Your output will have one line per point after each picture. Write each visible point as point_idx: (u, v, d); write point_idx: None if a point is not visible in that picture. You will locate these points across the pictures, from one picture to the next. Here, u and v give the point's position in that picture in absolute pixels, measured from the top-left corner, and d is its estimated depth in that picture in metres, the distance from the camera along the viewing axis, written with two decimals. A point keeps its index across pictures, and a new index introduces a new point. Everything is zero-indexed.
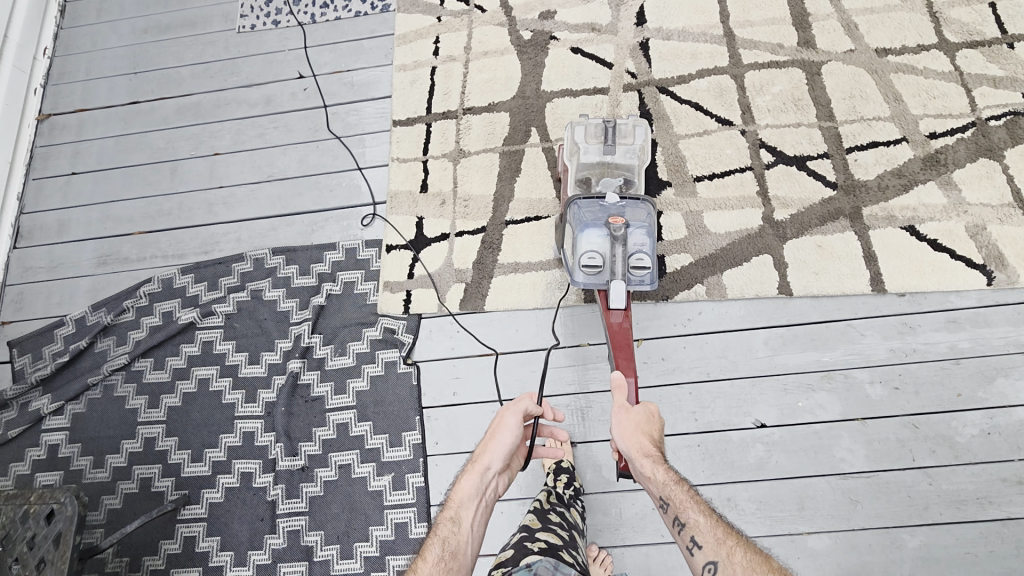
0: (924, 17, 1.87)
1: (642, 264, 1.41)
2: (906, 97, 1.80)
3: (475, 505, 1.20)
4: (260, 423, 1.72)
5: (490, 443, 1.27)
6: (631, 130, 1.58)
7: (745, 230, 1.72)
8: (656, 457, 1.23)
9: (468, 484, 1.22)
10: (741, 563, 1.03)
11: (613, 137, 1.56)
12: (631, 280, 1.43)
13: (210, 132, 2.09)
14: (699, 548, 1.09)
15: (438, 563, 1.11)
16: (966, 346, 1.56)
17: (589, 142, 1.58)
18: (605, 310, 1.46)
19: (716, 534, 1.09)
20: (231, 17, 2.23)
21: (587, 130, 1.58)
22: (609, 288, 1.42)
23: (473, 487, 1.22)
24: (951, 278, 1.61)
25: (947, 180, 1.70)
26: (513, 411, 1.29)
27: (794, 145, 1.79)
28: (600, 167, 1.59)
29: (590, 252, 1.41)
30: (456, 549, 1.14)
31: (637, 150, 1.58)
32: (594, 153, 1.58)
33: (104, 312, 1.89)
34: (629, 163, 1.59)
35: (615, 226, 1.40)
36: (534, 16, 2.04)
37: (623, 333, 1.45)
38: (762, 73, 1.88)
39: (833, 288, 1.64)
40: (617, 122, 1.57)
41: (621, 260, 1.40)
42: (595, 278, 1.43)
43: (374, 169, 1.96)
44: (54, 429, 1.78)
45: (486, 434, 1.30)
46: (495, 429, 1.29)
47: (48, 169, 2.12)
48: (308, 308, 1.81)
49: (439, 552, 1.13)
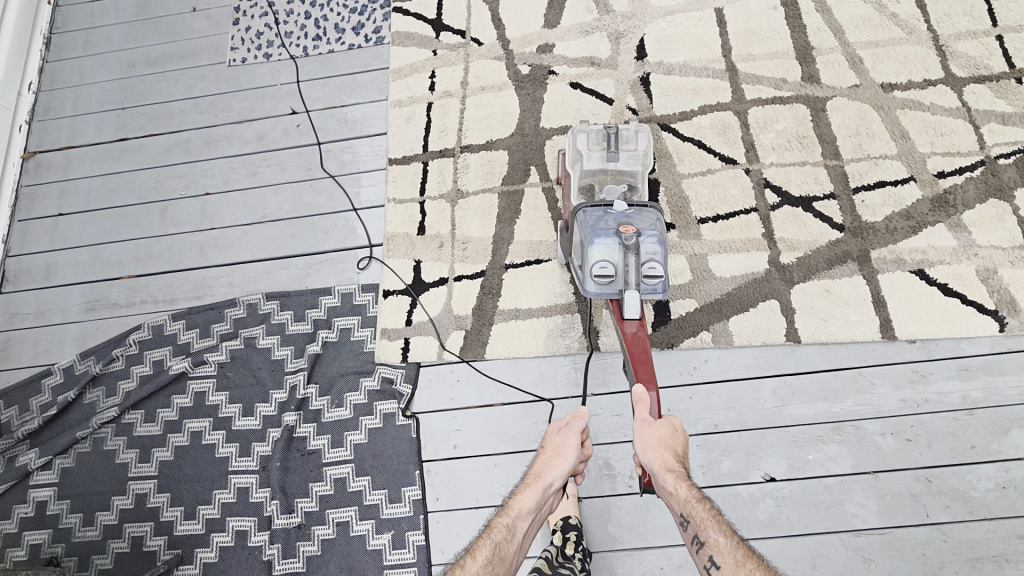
0: (930, 50, 1.84)
1: (655, 273, 1.35)
2: (913, 135, 1.76)
3: (530, 519, 1.23)
4: (255, 478, 1.67)
5: (551, 459, 1.29)
6: (633, 135, 1.54)
7: (751, 275, 1.68)
8: (681, 474, 1.20)
9: (529, 496, 1.24)
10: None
11: (615, 143, 1.53)
12: (643, 289, 1.37)
13: (201, 171, 2.03)
14: (717, 568, 1.11)
15: (486, 565, 1.16)
16: (979, 396, 1.53)
17: (592, 149, 1.54)
18: (619, 320, 1.38)
19: (735, 557, 1.11)
20: (221, 50, 2.17)
21: (589, 137, 1.55)
22: (623, 299, 1.35)
23: (530, 502, 1.24)
24: (963, 324, 1.58)
25: (957, 222, 1.67)
26: (572, 432, 1.31)
27: (799, 185, 1.75)
28: (603, 174, 1.55)
29: (602, 262, 1.35)
30: (506, 555, 1.18)
31: (640, 155, 1.54)
32: (597, 159, 1.54)
33: (92, 361, 1.83)
34: (633, 169, 1.55)
35: (627, 236, 1.35)
36: (532, 50, 1.99)
37: (640, 342, 1.36)
38: (766, 109, 1.84)
39: (842, 334, 1.60)
40: (619, 128, 1.53)
41: (635, 269, 1.34)
42: (608, 288, 1.38)
43: (370, 210, 1.91)
44: (42, 484, 1.73)
45: (545, 449, 1.32)
46: (555, 448, 1.30)
47: (34, 209, 2.06)
48: (303, 356, 1.76)
49: (489, 555, 1.18)
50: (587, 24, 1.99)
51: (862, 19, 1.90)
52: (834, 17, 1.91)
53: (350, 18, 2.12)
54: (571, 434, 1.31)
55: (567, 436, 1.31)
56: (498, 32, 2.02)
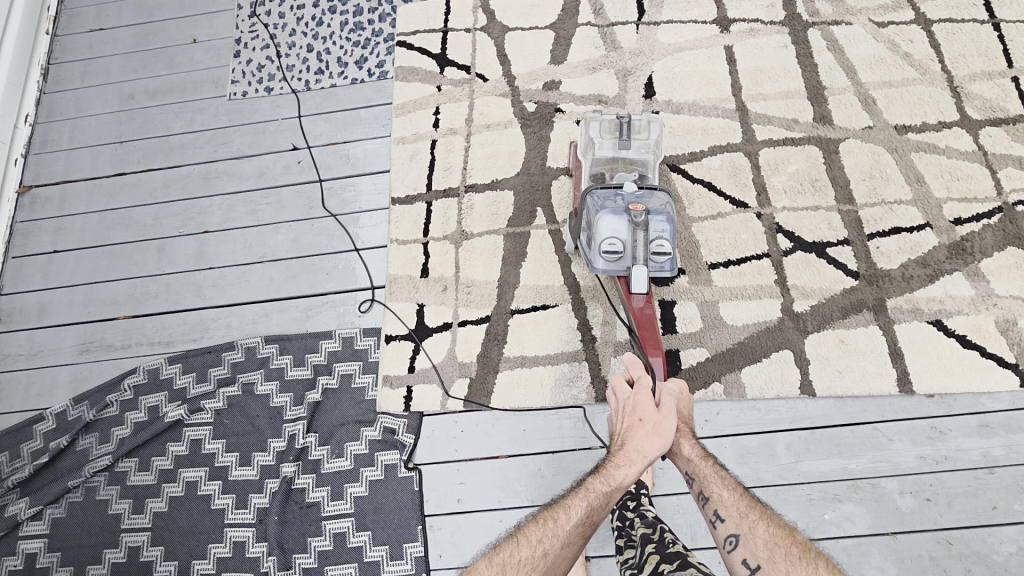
0: (944, 92, 1.80)
1: (663, 250, 1.38)
2: (928, 179, 1.72)
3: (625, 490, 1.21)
4: (252, 532, 1.62)
5: (654, 436, 1.24)
6: (645, 125, 1.54)
7: (763, 323, 1.64)
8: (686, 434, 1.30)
9: (629, 471, 1.20)
10: (763, 536, 1.09)
11: (628, 132, 1.52)
12: (650, 266, 1.41)
13: (200, 208, 1.99)
14: (721, 521, 1.15)
15: (580, 525, 1.13)
16: (1000, 454, 1.49)
17: (604, 137, 1.54)
18: (627, 294, 1.45)
19: (739, 509, 1.15)
20: (222, 82, 2.14)
21: (601, 126, 1.55)
22: (629, 275, 1.40)
23: (632, 477, 1.20)
24: (983, 378, 1.54)
25: (975, 271, 1.63)
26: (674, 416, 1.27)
27: (812, 230, 1.71)
28: (614, 162, 1.57)
29: (610, 239, 1.38)
30: (597, 520, 1.15)
31: (652, 145, 1.55)
32: (608, 147, 1.54)
33: (86, 406, 1.78)
34: (644, 159, 1.56)
35: (635, 212, 1.38)
36: (538, 87, 1.95)
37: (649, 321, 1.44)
38: (777, 150, 1.80)
39: (858, 387, 1.56)
40: (631, 118, 1.52)
41: (642, 246, 1.38)
42: (615, 265, 1.41)
43: (372, 251, 1.86)
44: (32, 535, 1.67)
45: (645, 422, 1.26)
46: (659, 425, 1.25)
47: (28, 246, 2.02)
48: (303, 404, 1.71)
49: (583, 516, 1.14)
50: (595, 61, 1.96)
51: (875, 58, 1.86)
52: (846, 56, 1.87)
53: (353, 51, 2.09)
54: (672, 415, 1.27)
55: (668, 414, 1.28)
56: (504, 67, 1.99)
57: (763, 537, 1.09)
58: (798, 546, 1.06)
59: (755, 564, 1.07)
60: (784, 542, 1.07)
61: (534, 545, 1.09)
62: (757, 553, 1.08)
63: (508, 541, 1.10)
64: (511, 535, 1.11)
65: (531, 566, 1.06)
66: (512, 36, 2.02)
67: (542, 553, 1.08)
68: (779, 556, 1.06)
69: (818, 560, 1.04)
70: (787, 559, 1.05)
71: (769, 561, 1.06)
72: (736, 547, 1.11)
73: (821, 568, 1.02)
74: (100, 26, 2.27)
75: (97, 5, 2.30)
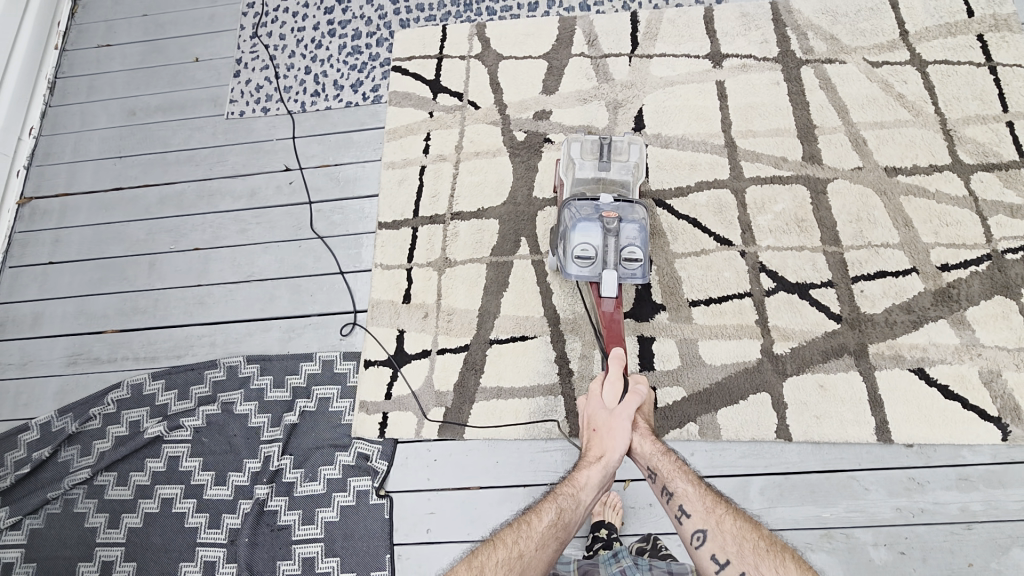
0: (937, 134, 1.79)
1: (634, 256, 1.46)
2: (917, 223, 1.70)
3: (595, 493, 1.24)
4: (223, 552, 1.63)
5: (608, 437, 1.29)
6: (626, 147, 1.57)
7: (742, 364, 1.62)
8: (645, 432, 1.31)
9: (590, 473, 1.25)
10: (731, 530, 1.12)
11: (608, 153, 1.55)
12: (622, 272, 1.48)
13: (192, 225, 2.02)
14: (688, 517, 1.17)
15: (551, 527, 1.16)
16: (978, 509, 1.46)
17: (585, 158, 1.57)
18: (598, 299, 1.50)
19: (705, 503, 1.17)
20: (221, 101, 2.17)
21: (582, 146, 1.57)
22: (601, 279, 1.46)
23: (595, 479, 1.24)
24: (963, 430, 1.51)
25: (960, 319, 1.60)
26: (628, 415, 1.30)
27: (796, 270, 1.69)
28: (595, 183, 1.58)
29: (583, 244, 1.46)
30: (568, 521, 1.19)
31: (631, 167, 1.58)
32: (589, 168, 1.57)
33: (70, 418, 1.81)
34: (624, 181, 1.59)
35: (608, 219, 1.46)
36: (529, 116, 1.96)
37: (614, 324, 1.48)
38: (764, 189, 1.79)
39: (835, 434, 1.54)
40: (612, 139, 1.56)
41: (613, 251, 1.45)
42: (587, 271, 1.47)
43: (357, 275, 1.88)
44: (9, 545, 1.69)
45: (600, 426, 1.31)
46: (611, 425, 1.30)
47: (25, 256, 2.06)
48: (280, 425, 1.73)
49: (553, 518, 1.18)
50: (586, 92, 1.96)
51: (868, 98, 1.85)
52: (839, 95, 1.86)
53: (350, 75, 2.12)
54: (625, 413, 1.31)
55: (620, 413, 1.31)
56: (496, 96, 2.00)
57: (731, 531, 1.12)
58: (765, 537, 1.10)
59: (724, 559, 1.10)
60: (750, 535, 1.11)
61: (509, 547, 1.13)
62: (726, 547, 1.11)
63: (485, 545, 1.14)
64: (488, 539, 1.15)
65: (506, 569, 1.09)
66: (506, 65, 2.03)
67: (518, 554, 1.12)
68: (747, 550, 1.09)
69: (783, 551, 1.07)
70: (755, 552, 1.08)
71: (737, 554, 1.09)
72: (704, 542, 1.13)
73: (788, 560, 1.05)
74: (107, 41, 2.32)
75: (105, 21, 2.35)
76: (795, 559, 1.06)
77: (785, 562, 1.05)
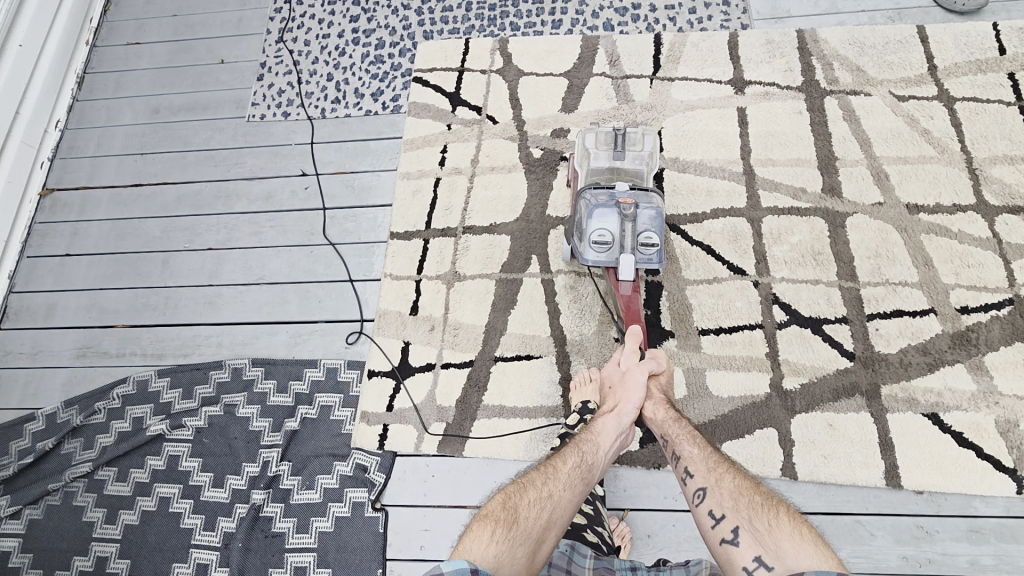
0: (962, 173, 1.75)
1: (651, 241, 1.47)
2: (937, 263, 1.67)
3: (613, 442, 1.31)
4: (216, 556, 1.62)
5: (622, 390, 1.40)
6: (640, 137, 1.61)
7: (750, 397, 1.59)
8: (659, 401, 1.39)
9: (607, 423, 1.34)
10: (729, 487, 1.13)
11: (622, 143, 1.58)
12: (638, 257, 1.49)
13: (207, 226, 2.04)
14: (691, 477, 1.19)
15: (577, 469, 1.20)
16: (989, 563, 1.42)
17: (600, 148, 1.60)
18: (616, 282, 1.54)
19: (707, 464, 1.19)
20: (243, 104, 2.20)
21: (597, 137, 1.61)
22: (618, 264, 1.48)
23: (613, 427, 1.33)
24: (977, 480, 1.47)
25: (978, 364, 1.56)
26: (640, 370, 1.42)
27: (810, 304, 1.66)
28: (611, 173, 1.61)
29: (600, 230, 1.47)
30: (592, 464, 1.23)
31: (646, 156, 1.61)
32: (604, 158, 1.60)
33: (75, 411, 1.82)
34: (638, 170, 1.61)
35: (624, 205, 1.47)
36: (546, 133, 1.96)
37: (632, 304, 1.54)
38: (782, 219, 1.76)
39: (842, 476, 1.50)
40: (627, 130, 1.59)
41: (630, 236, 1.46)
42: (605, 256, 1.49)
43: (365, 284, 1.88)
44: (8, 534, 1.70)
45: (615, 384, 1.44)
46: (624, 382, 1.42)
47: (44, 247, 2.09)
48: (280, 431, 1.72)
49: (577, 462, 1.22)
50: (605, 112, 1.95)
51: (892, 132, 1.82)
52: (863, 128, 1.83)
53: (371, 84, 2.13)
54: (637, 370, 1.43)
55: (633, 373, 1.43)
56: (515, 111, 2.00)
57: (729, 487, 1.12)
58: (762, 494, 1.09)
59: (720, 514, 1.09)
60: (748, 492, 1.10)
61: (540, 488, 1.14)
62: (722, 503, 1.10)
63: (515, 486, 1.14)
64: (516, 481, 1.16)
65: (540, 507, 1.10)
66: (526, 81, 2.03)
67: (548, 494, 1.13)
68: (743, 504, 1.08)
69: (780, 506, 1.06)
70: (750, 506, 1.07)
71: (733, 508, 1.08)
72: (703, 499, 1.14)
73: (782, 513, 1.03)
74: (136, 40, 2.36)
75: (136, 19, 2.40)
76: (790, 515, 1.03)
77: (779, 515, 1.04)
